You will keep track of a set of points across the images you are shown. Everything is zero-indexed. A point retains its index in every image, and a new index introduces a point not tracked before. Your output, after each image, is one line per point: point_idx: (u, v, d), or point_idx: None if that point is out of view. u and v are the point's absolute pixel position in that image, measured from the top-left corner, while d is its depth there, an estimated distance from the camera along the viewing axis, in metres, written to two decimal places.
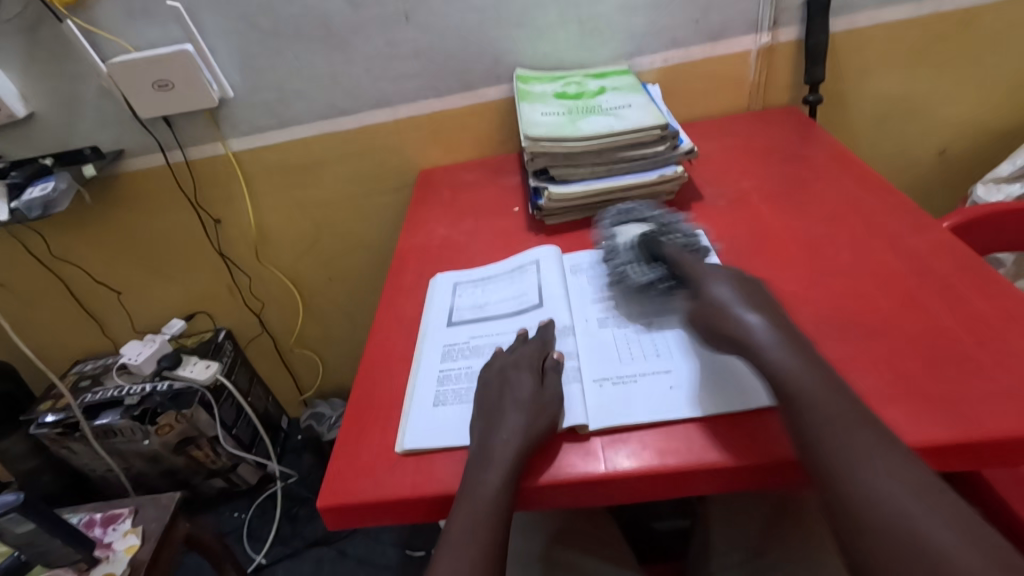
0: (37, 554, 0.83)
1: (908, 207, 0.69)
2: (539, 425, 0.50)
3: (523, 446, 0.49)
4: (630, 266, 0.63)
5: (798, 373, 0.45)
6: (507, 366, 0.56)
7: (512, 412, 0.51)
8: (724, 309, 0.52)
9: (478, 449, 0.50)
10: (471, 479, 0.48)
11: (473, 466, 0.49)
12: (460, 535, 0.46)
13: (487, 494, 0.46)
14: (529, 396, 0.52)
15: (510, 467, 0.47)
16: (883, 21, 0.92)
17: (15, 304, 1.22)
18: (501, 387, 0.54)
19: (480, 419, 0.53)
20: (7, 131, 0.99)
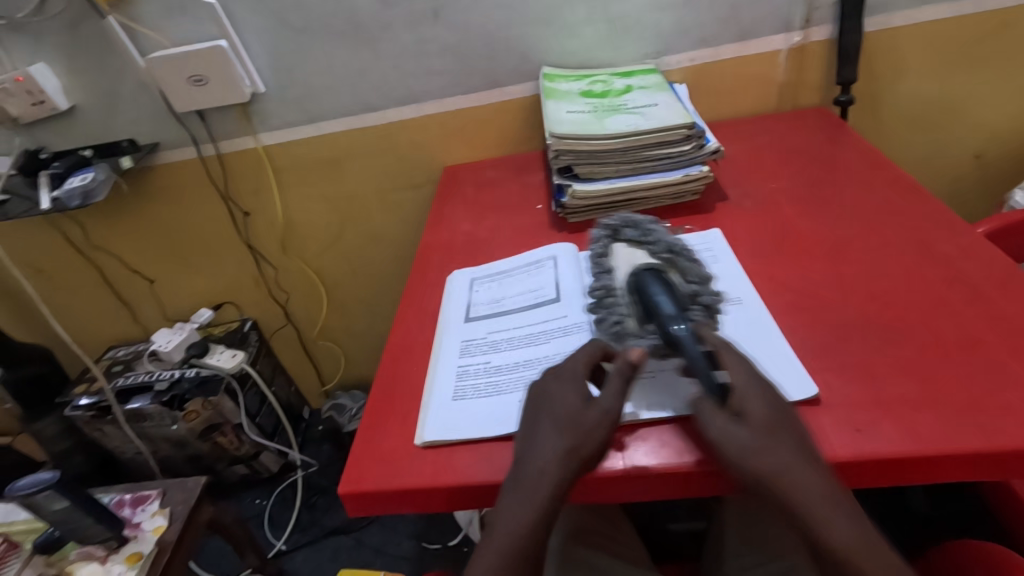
0: (70, 531, 0.86)
1: (942, 212, 0.68)
2: (582, 451, 0.47)
3: (565, 467, 0.46)
4: (621, 319, 0.56)
5: (796, 480, 0.42)
6: (552, 379, 0.51)
7: (552, 434, 0.48)
8: (752, 445, 0.44)
9: (517, 470, 0.48)
10: (511, 507, 0.46)
11: (514, 493, 0.47)
12: (495, 563, 0.45)
13: (522, 519, 0.45)
14: (579, 415, 0.48)
15: (543, 495, 0.45)
16: (919, 20, 0.90)
17: (53, 291, 1.26)
18: (546, 404, 0.50)
19: (522, 434, 0.50)
20: (49, 123, 1.03)
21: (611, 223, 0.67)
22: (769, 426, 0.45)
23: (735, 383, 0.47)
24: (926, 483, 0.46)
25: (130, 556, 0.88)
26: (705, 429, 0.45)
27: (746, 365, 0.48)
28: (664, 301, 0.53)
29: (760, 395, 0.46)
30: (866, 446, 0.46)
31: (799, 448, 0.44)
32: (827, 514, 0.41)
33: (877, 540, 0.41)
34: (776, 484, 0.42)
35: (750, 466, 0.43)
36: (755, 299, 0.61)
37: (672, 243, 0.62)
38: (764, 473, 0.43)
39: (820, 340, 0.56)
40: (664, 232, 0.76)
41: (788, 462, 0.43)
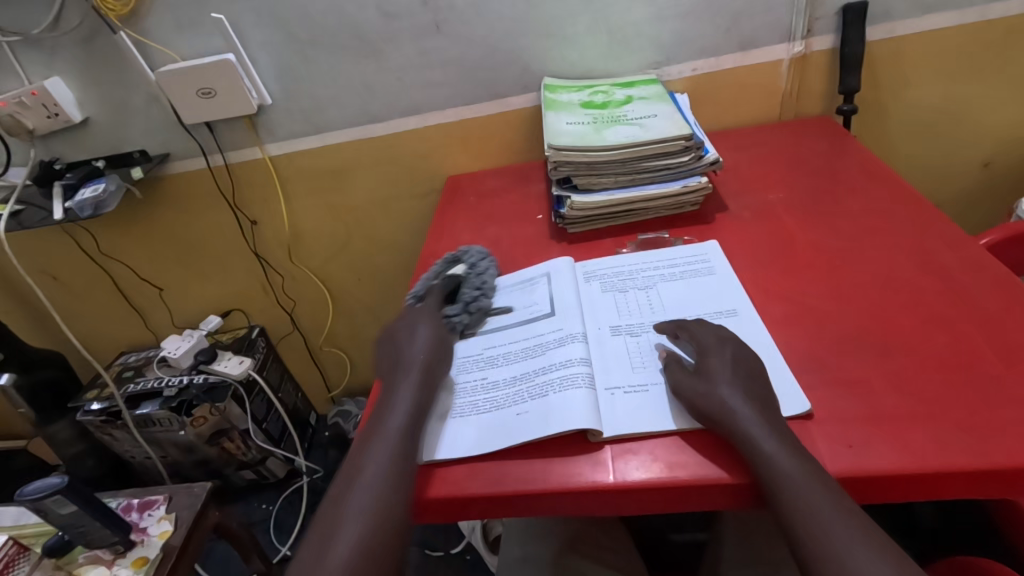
0: (79, 534, 0.88)
1: (944, 224, 0.67)
2: (436, 357, 0.59)
3: (429, 359, 0.58)
4: (472, 287, 0.69)
5: (766, 439, 0.46)
6: (405, 321, 0.64)
7: (417, 343, 0.60)
8: (719, 395, 0.49)
9: (394, 370, 0.58)
10: (394, 396, 0.55)
11: (394, 385, 0.57)
12: (388, 444, 0.51)
13: (402, 409, 0.54)
14: (429, 331, 0.61)
15: (416, 388, 0.55)
16: (923, 29, 0.90)
17: (66, 297, 1.29)
18: (404, 329, 0.63)
19: (386, 362, 0.60)
20: (62, 135, 1.06)
21: (448, 255, 0.76)
22: (731, 377, 0.50)
23: (703, 345, 0.54)
24: (926, 499, 0.46)
25: (136, 560, 0.90)
26: (671, 387, 0.53)
27: (711, 331, 0.56)
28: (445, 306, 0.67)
29: (720, 352, 0.53)
30: (861, 463, 0.46)
31: (752, 396, 0.49)
32: (771, 448, 0.45)
33: (819, 474, 0.44)
34: (746, 436, 0.46)
35: (711, 408, 0.49)
36: (752, 311, 0.61)
37: (489, 270, 0.73)
38: (726, 417, 0.48)
39: (817, 353, 0.56)
40: (663, 242, 0.76)
41: (744, 407, 0.48)
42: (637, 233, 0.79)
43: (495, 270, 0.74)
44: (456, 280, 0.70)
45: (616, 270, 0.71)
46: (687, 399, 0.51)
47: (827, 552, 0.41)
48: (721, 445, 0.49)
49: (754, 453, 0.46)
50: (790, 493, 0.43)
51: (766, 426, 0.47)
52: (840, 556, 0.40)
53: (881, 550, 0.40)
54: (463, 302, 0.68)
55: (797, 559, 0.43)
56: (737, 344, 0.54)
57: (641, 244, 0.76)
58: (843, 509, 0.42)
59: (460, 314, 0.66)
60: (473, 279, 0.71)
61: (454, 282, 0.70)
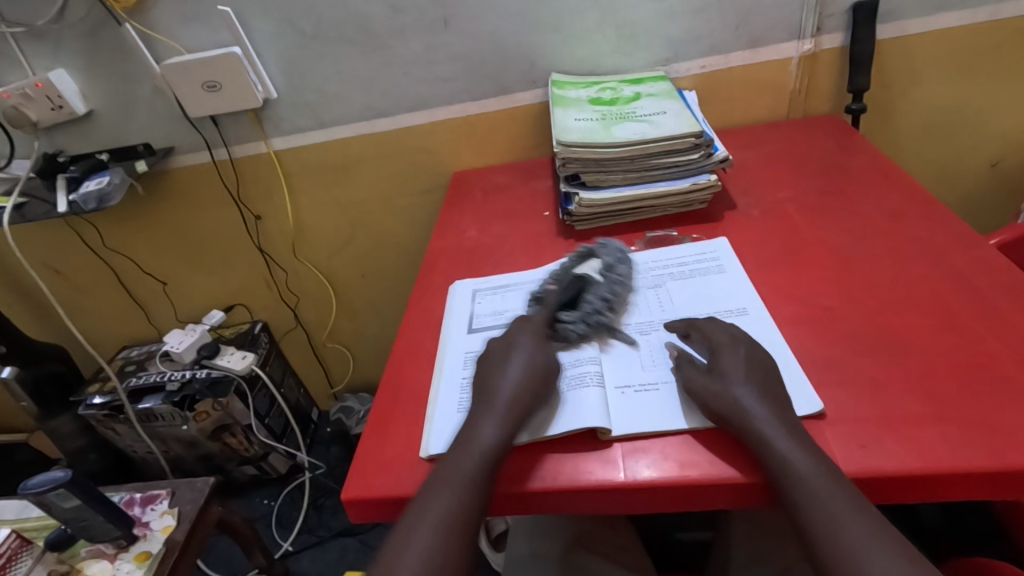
0: (81, 528, 0.88)
1: (954, 223, 0.67)
2: (536, 383, 0.53)
3: (522, 395, 0.52)
4: (580, 292, 0.64)
5: (779, 438, 0.46)
6: (513, 331, 0.59)
7: (515, 364, 0.54)
8: (731, 394, 0.49)
9: (481, 397, 0.53)
10: (471, 431, 0.50)
11: (479, 414, 0.52)
12: (457, 477, 0.48)
13: (486, 439, 0.49)
14: (533, 354, 0.56)
15: (506, 416, 0.51)
16: (933, 28, 0.89)
17: (69, 291, 1.28)
18: (507, 344, 0.57)
19: (484, 373, 0.55)
20: (66, 128, 1.05)
21: (581, 249, 0.70)
22: (744, 376, 0.50)
23: (715, 343, 0.54)
24: (937, 500, 0.46)
25: (139, 554, 0.90)
26: (682, 385, 0.52)
27: (723, 329, 0.55)
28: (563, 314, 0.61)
29: (732, 351, 0.53)
30: (873, 463, 0.46)
31: (765, 395, 0.49)
32: (784, 447, 0.45)
33: (832, 475, 0.44)
34: (759, 435, 0.46)
35: (723, 406, 0.49)
36: (762, 309, 0.61)
37: (625, 276, 0.66)
38: (739, 416, 0.47)
39: (827, 352, 0.55)
40: (672, 240, 0.75)
41: (757, 406, 0.48)
42: (645, 231, 0.78)
43: (632, 271, 0.68)
44: (583, 284, 0.64)
45: None
46: (698, 397, 0.51)
47: (839, 553, 0.41)
48: (732, 444, 0.49)
49: (767, 452, 0.45)
50: (803, 493, 0.43)
51: (780, 426, 0.46)
52: (854, 557, 0.40)
53: (894, 551, 0.40)
54: (583, 311, 0.62)
55: (812, 559, 0.43)
56: (750, 343, 0.54)
57: (649, 242, 0.76)
58: (856, 509, 0.42)
59: (571, 326, 0.60)
60: (607, 281, 0.64)
61: (577, 288, 0.64)
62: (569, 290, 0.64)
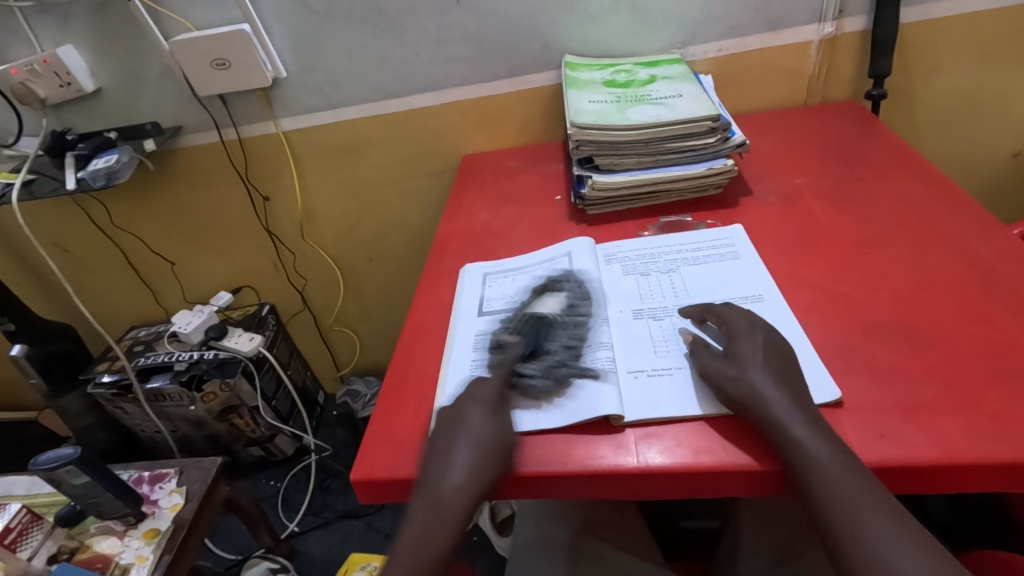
0: (91, 505, 0.88)
1: (977, 211, 0.65)
2: (489, 466, 0.48)
3: (475, 487, 0.47)
4: (537, 338, 0.58)
5: (797, 425, 0.45)
6: (460, 399, 0.53)
7: (464, 447, 0.49)
8: (748, 381, 0.48)
9: (426, 492, 0.48)
10: (418, 529, 0.47)
11: (420, 513, 0.47)
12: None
13: (439, 540, 0.46)
14: (481, 429, 0.49)
15: (461, 511, 0.47)
16: (958, 12, 0.87)
17: (77, 270, 1.29)
18: (455, 418, 0.51)
19: (433, 454, 0.50)
20: (75, 105, 1.04)
21: (540, 285, 0.66)
22: (762, 362, 0.49)
23: (733, 329, 0.53)
24: (955, 491, 0.45)
25: (148, 532, 0.91)
26: (699, 372, 0.51)
27: (742, 315, 0.54)
28: (510, 362, 0.56)
29: (751, 337, 0.52)
30: (892, 453, 0.45)
31: (783, 382, 0.48)
32: (801, 435, 0.44)
33: (850, 463, 0.43)
34: (776, 423, 0.45)
35: (740, 393, 0.48)
36: (778, 296, 0.60)
37: (586, 303, 0.63)
38: (756, 402, 0.47)
39: (845, 341, 0.54)
40: (686, 226, 0.74)
41: (774, 392, 0.47)
42: (659, 216, 0.77)
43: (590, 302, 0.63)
44: (545, 329, 0.59)
45: (638, 252, 0.70)
46: (714, 383, 0.50)
47: (857, 545, 0.40)
48: (748, 432, 0.48)
49: (784, 439, 0.45)
50: (820, 482, 0.42)
51: (798, 414, 0.45)
52: (874, 549, 0.40)
53: (912, 543, 0.40)
54: (544, 361, 0.56)
55: (829, 551, 0.42)
56: (769, 330, 0.53)
57: (663, 227, 0.75)
58: (875, 498, 0.41)
59: (534, 379, 0.54)
60: (570, 321, 0.60)
61: (539, 330, 0.59)
62: (527, 334, 0.58)
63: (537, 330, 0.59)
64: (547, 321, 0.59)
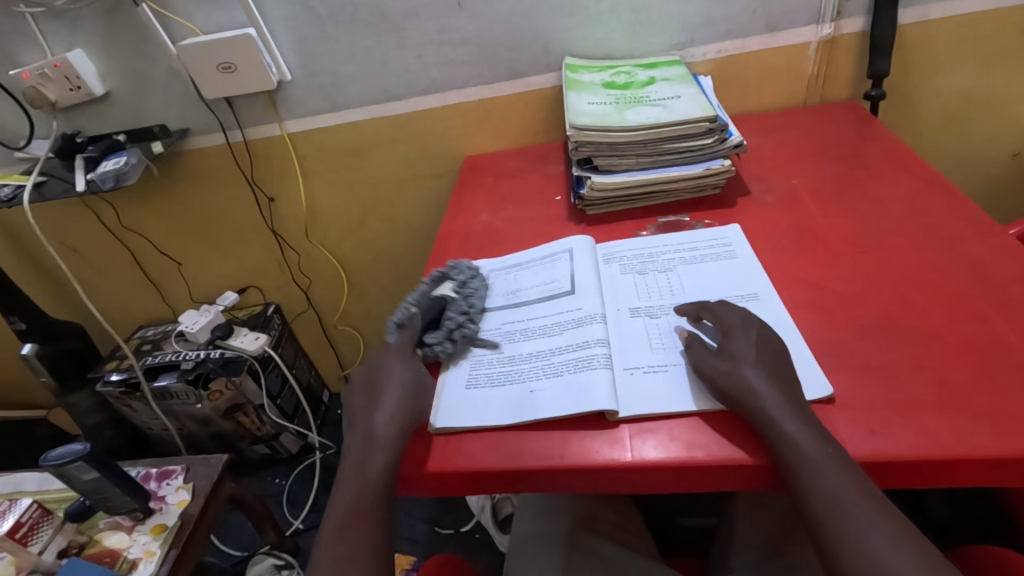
0: (100, 500, 0.90)
1: (972, 212, 0.66)
2: (409, 411, 0.54)
3: (400, 426, 0.52)
4: (434, 312, 0.63)
5: (788, 421, 0.46)
6: (376, 359, 0.58)
7: (387, 397, 0.54)
8: (741, 377, 0.49)
9: (359, 437, 0.53)
10: (354, 465, 0.52)
11: (356, 455, 0.52)
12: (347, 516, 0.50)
13: (376, 474, 0.50)
14: (398, 378, 0.56)
15: (389, 452, 0.51)
16: (956, 12, 0.87)
17: (86, 270, 1.31)
18: (375, 375, 0.57)
19: (359, 404, 0.55)
20: (83, 108, 1.06)
21: (435, 272, 0.70)
22: (754, 357, 0.50)
23: (728, 326, 0.54)
24: (946, 486, 0.46)
25: (155, 527, 0.92)
26: (693, 368, 0.52)
27: (736, 312, 0.55)
28: (420, 330, 0.61)
29: (745, 334, 0.53)
30: (882, 448, 0.46)
31: (776, 377, 0.49)
32: (792, 430, 0.45)
33: (840, 457, 0.44)
34: (767, 418, 0.46)
35: (733, 388, 0.49)
36: (774, 295, 0.60)
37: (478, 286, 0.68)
38: (748, 398, 0.48)
39: (838, 338, 0.55)
40: (684, 226, 0.75)
41: (768, 388, 0.48)
42: (657, 216, 0.78)
43: (485, 283, 0.69)
44: (443, 305, 0.64)
45: (637, 251, 0.71)
46: (709, 379, 0.51)
47: (846, 539, 0.41)
48: (740, 427, 0.49)
49: (775, 435, 0.45)
50: (811, 477, 0.43)
51: (790, 410, 0.46)
52: (860, 543, 0.41)
53: (899, 535, 0.40)
54: (446, 329, 0.62)
55: (818, 544, 0.43)
56: (763, 328, 0.53)
57: (661, 227, 0.76)
58: (863, 493, 0.42)
59: (436, 346, 0.60)
60: (466, 298, 0.65)
61: (438, 306, 0.64)
62: (431, 309, 0.63)
63: (437, 303, 0.64)
64: (450, 299, 0.65)
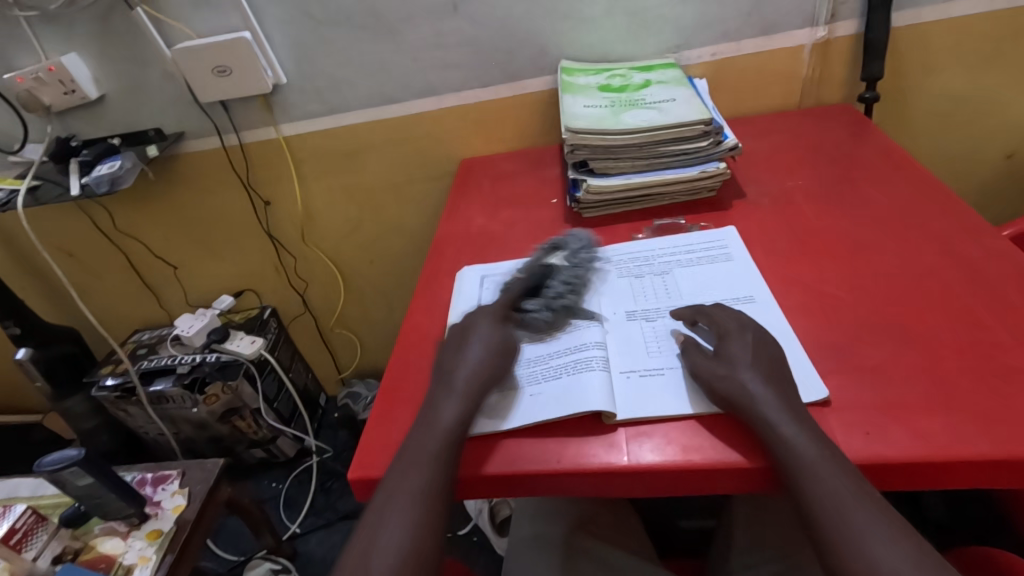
0: (94, 506, 0.90)
1: (965, 213, 0.66)
2: (496, 362, 0.55)
3: (483, 373, 0.54)
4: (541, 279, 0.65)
5: (784, 423, 0.46)
6: (472, 314, 0.60)
7: (475, 346, 0.56)
8: (737, 380, 0.49)
9: (441, 379, 0.54)
10: (432, 401, 0.53)
11: (437, 395, 0.53)
12: (420, 455, 0.49)
13: (448, 418, 0.51)
14: (489, 331, 0.57)
15: (467, 396, 0.52)
16: (949, 15, 0.88)
17: (81, 274, 1.30)
18: (464, 329, 0.59)
19: (447, 350, 0.57)
20: (78, 111, 1.06)
21: (549, 241, 0.73)
22: (750, 359, 0.50)
23: (724, 328, 0.54)
24: (942, 488, 0.46)
25: (150, 532, 0.92)
26: (690, 371, 0.52)
27: (732, 315, 0.55)
28: (514, 293, 0.63)
29: (740, 337, 0.53)
30: (877, 450, 0.46)
31: (772, 380, 0.49)
32: (789, 433, 0.45)
33: (837, 459, 0.44)
34: (764, 421, 0.46)
35: (729, 391, 0.49)
36: (770, 297, 0.60)
37: (589, 265, 0.69)
38: (744, 401, 0.48)
39: (833, 340, 0.55)
40: (679, 229, 0.75)
41: (763, 391, 0.48)
42: (653, 219, 0.78)
43: (598, 260, 0.71)
44: (548, 273, 0.66)
45: (633, 254, 0.71)
46: (705, 382, 0.51)
47: (844, 540, 0.41)
48: (737, 430, 0.49)
49: (772, 438, 0.46)
50: (808, 479, 0.43)
51: (786, 412, 0.46)
52: (858, 544, 0.41)
53: (897, 536, 0.41)
54: (546, 297, 0.63)
55: (816, 546, 0.43)
56: (759, 331, 0.54)
57: (657, 230, 0.76)
58: (860, 495, 0.42)
59: (537, 312, 0.61)
60: (578, 270, 0.67)
61: (543, 274, 0.66)
62: (533, 276, 0.65)
63: (544, 272, 0.66)
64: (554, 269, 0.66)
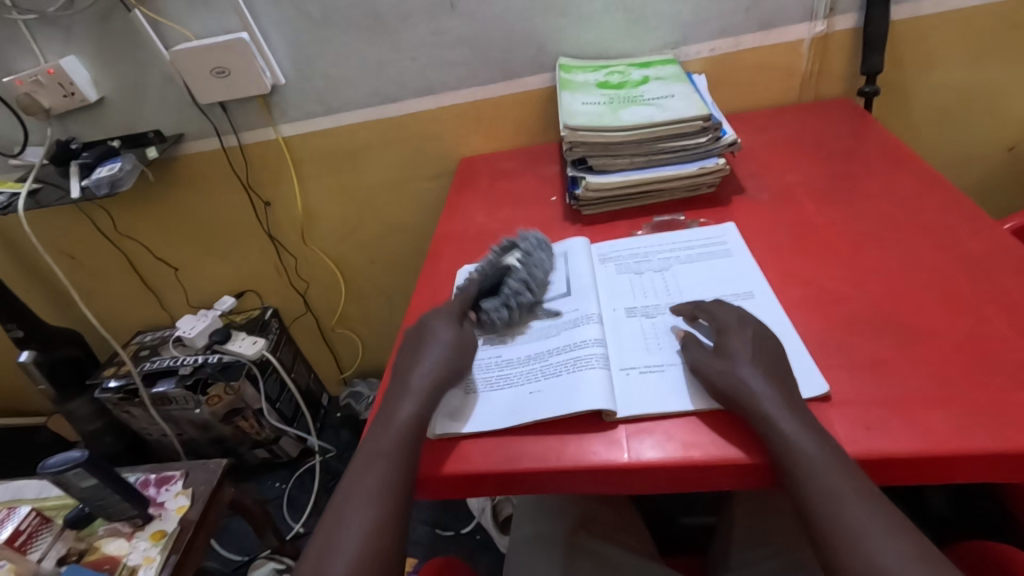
0: (98, 507, 0.90)
1: (966, 207, 0.66)
2: (451, 362, 0.56)
3: (439, 373, 0.54)
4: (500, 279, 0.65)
5: (784, 419, 0.46)
6: (429, 315, 0.61)
7: (433, 347, 0.57)
8: (737, 376, 0.49)
9: (398, 381, 0.55)
10: (391, 403, 0.53)
11: (392, 396, 0.54)
12: (381, 450, 0.50)
13: (404, 415, 0.52)
14: (443, 333, 0.58)
15: (423, 395, 0.53)
16: (950, 8, 0.87)
17: (83, 277, 1.31)
18: (420, 331, 0.59)
19: (404, 353, 0.58)
20: (77, 114, 1.06)
21: (504, 241, 0.72)
22: (750, 356, 0.50)
23: (724, 324, 0.54)
24: (943, 482, 0.46)
25: (155, 533, 0.92)
26: (690, 367, 0.52)
27: (733, 311, 0.55)
28: (470, 293, 0.64)
29: (741, 333, 0.53)
30: (878, 445, 0.46)
31: (772, 375, 0.49)
32: (789, 428, 0.45)
33: (836, 455, 0.44)
34: (764, 416, 0.46)
35: (729, 386, 0.49)
36: (770, 293, 0.60)
37: (544, 264, 0.68)
38: (744, 397, 0.48)
39: (834, 335, 0.55)
40: (679, 225, 0.75)
41: (764, 387, 0.48)
42: (653, 216, 0.78)
43: (552, 260, 0.70)
44: (506, 273, 0.66)
45: (632, 251, 0.71)
46: (706, 378, 0.51)
47: (842, 535, 0.41)
48: (737, 426, 0.49)
49: (772, 433, 0.45)
50: (807, 474, 0.43)
51: (786, 408, 0.46)
52: (857, 539, 0.41)
53: (896, 531, 0.40)
54: (503, 296, 0.63)
55: (815, 541, 0.43)
56: (759, 327, 0.53)
57: (656, 227, 0.76)
58: (859, 490, 0.42)
59: (492, 312, 0.62)
60: (534, 270, 0.67)
61: (501, 274, 0.66)
62: (490, 276, 0.66)
63: (501, 272, 0.66)
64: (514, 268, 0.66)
